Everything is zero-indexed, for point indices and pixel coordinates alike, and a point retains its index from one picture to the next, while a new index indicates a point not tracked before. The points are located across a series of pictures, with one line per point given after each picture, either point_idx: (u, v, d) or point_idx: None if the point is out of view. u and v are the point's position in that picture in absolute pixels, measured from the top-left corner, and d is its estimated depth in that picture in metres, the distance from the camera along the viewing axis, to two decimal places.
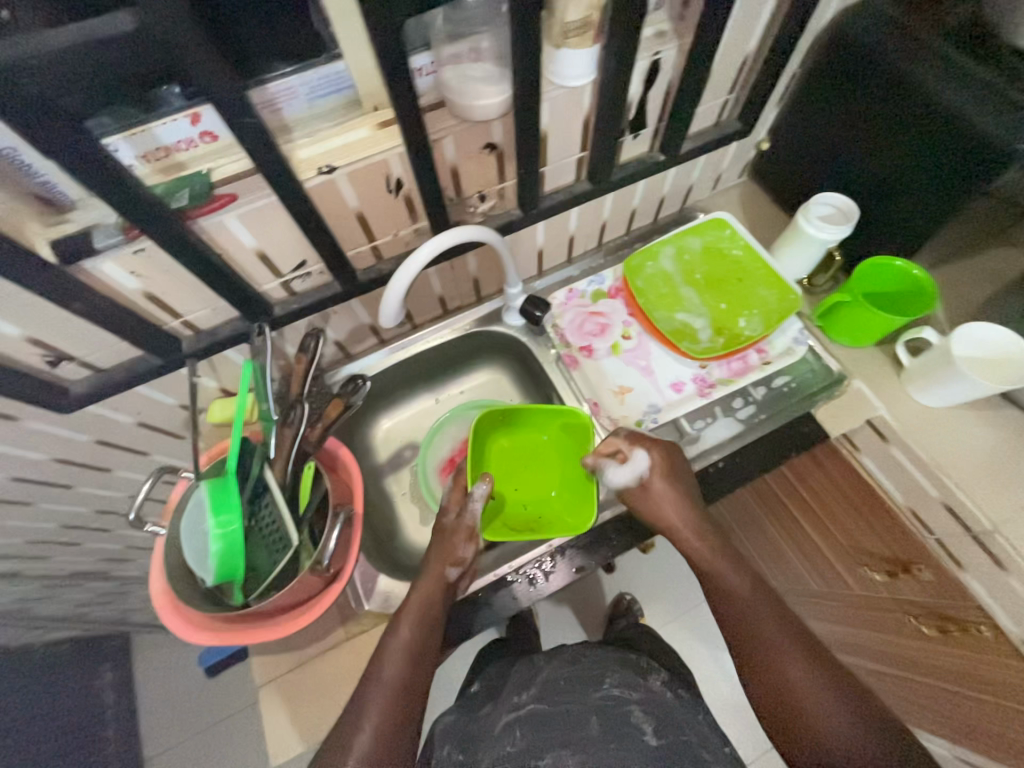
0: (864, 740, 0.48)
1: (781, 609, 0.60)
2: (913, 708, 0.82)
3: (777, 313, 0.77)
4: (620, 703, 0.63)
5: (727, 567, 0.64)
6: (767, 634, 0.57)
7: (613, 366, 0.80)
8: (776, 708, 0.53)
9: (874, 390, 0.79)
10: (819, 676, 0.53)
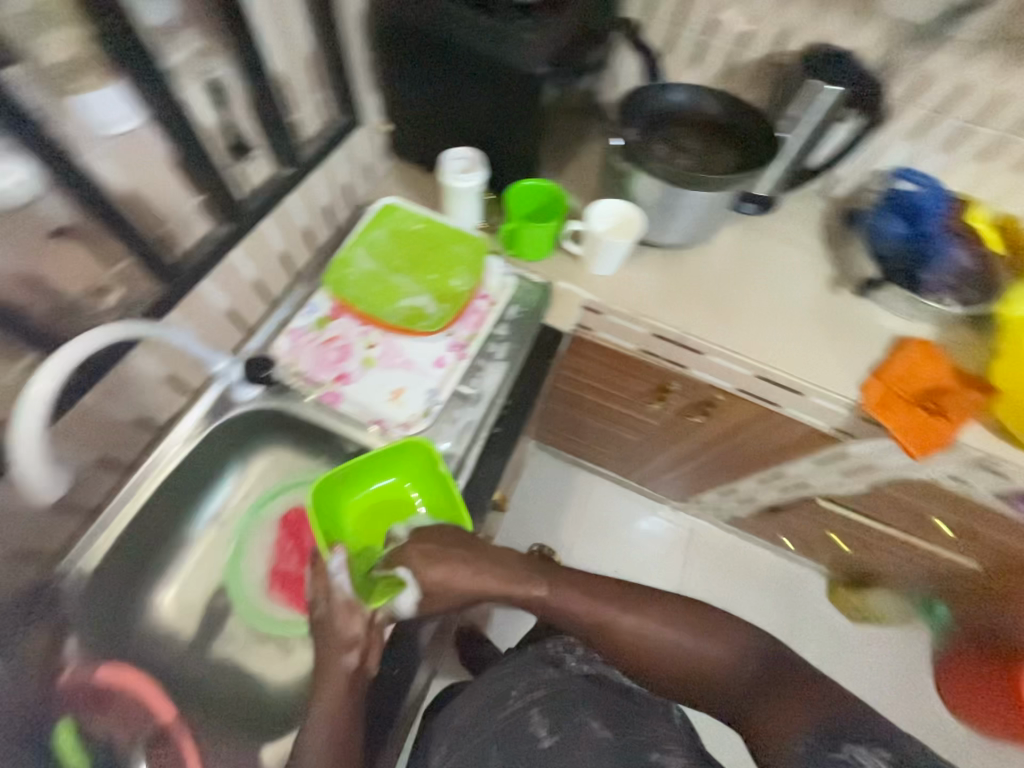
0: (700, 645, 0.69)
1: (601, 589, 0.72)
2: (732, 454, 1.22)
3: (476, 261, 0.86)
4: (523, 713, 0.70)
5: (563, 592, 0.71)
6: (622, 623, 0.70)
7: (375, 378, 0.79)
8: (644, 666, 0.70)
9: (574, 282, 0.93)
10: (648, 620, 0.70)
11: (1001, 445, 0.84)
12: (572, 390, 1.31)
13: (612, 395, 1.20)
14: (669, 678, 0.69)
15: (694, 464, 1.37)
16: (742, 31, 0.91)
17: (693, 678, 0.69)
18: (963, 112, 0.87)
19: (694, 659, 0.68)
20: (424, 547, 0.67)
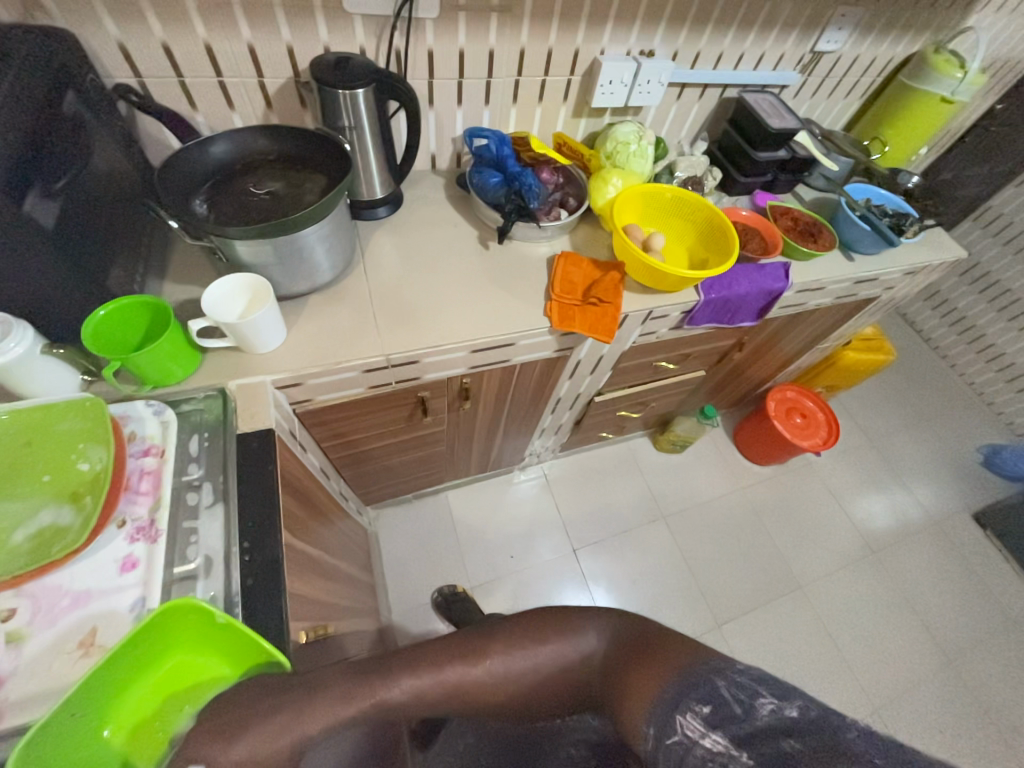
0: (553, 657, 0.72)
1: (453, 649, 0.72)
2: (518, 409, 1.32)
3: (97, 425, 0.67)
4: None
5: (407, 684, 0.67)
6: (474, 674, 0.70)
7: (39, 648, 0.57)
8: (511, 702, 0.71)
9: (249, 372, 0.82)
10: (502, 663, 0.71)
11: (645, 297, 1.06)
12: (354, 451, 1.21)
13: (393, 430, 1.18)
14: (536, 699, 0.72)
15: (502, 432, 1.45)
16: (249, 62, 0.88)
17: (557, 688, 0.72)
18: (473, 70, 1.01)
19: (556, 668, 0.72)
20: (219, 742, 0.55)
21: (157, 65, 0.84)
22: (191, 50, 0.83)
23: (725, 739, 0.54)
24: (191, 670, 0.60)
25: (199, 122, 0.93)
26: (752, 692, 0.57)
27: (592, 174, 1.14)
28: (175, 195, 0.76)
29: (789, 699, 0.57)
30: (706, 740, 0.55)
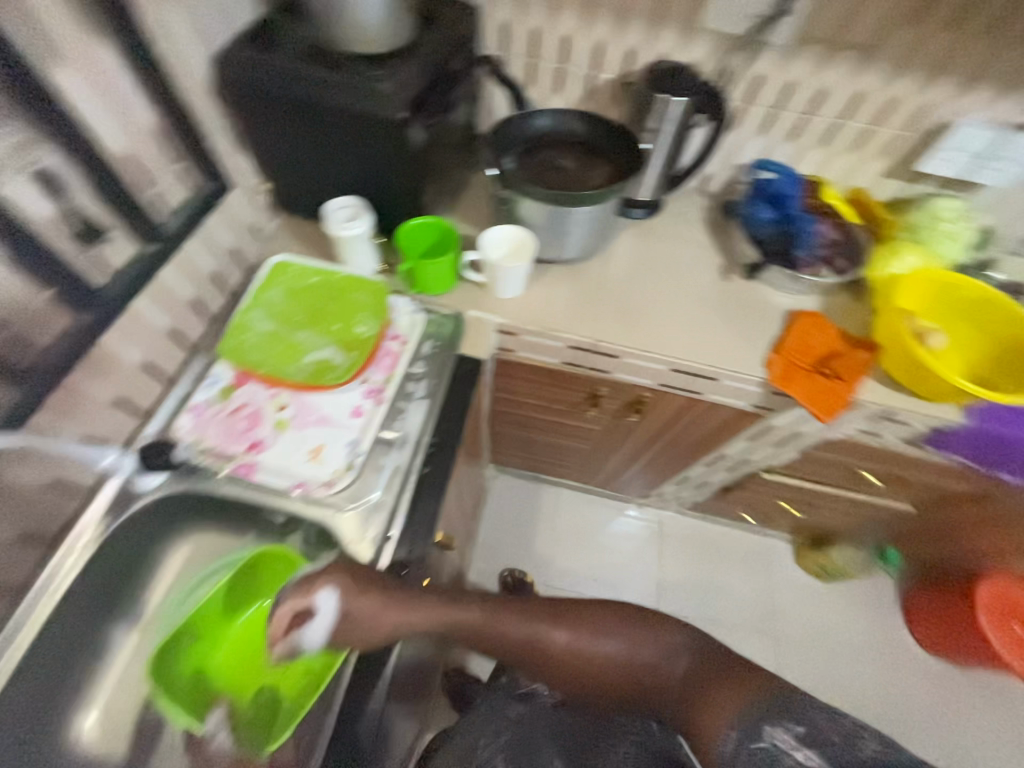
0: (627, 649, 0.79)
1: (545, 608, 0.81)
2: (676, 446, 1.27)
3: (378, 304, 0.86)
4: (487, 758, 0.79)
5: (500, 620, 0.77)
6: (563, 639, 0.78)
7: (289, 439, 0.76)
8: (577, 680, 0.79)
9: (483, 310, 0.94)
10: (586, 637, 0.79)
11: (890, 391, 0.91)
12: (514, 413, 1.31)
13: (552, 409, 1.23)
14: (596, 688, 0.79)
15: (644, 459, 1.40)
16: (592, 55, 0.98)
17: (618, 690, 0.79)
18: (795, 102, 0.97)
19: (635, 662, 0.79)
20: (357, 592, 0.65)
21: (522, 45, 1.00)
22: (552, 37, 0.97)
23: (817, 757, 0.65)
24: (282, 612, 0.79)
25: (528, 97, 1.08)
26: (855, 733, 0.68)
27: (881, 241, 1.01)
28: (496, 151, 0.90)
29: (870, 731, 0.68)
30: (798, 752, 0.66)
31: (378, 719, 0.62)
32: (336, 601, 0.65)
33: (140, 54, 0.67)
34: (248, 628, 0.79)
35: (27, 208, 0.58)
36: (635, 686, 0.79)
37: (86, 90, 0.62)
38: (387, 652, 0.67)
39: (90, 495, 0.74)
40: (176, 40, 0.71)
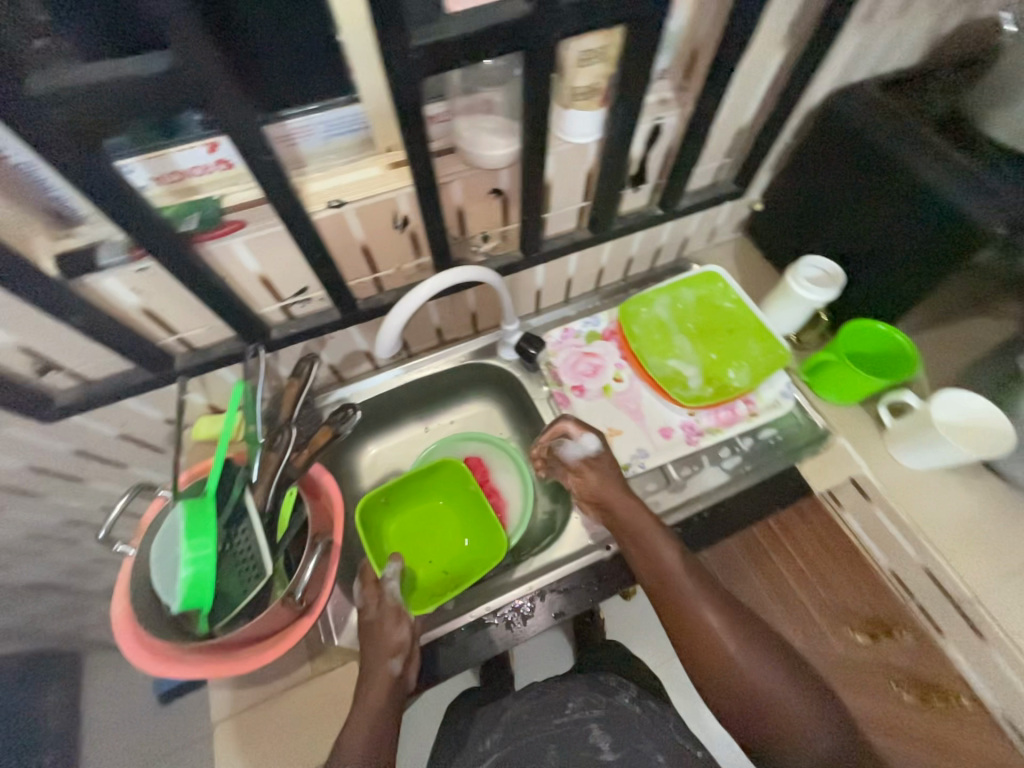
0: (810, 710, 0.58)
1: (711, 584, 0.65)
2: None
3: (763, 367, 0.80)
4: (581, 724, 0.68)
5: (686, 578, 0.64)
6: (711, 624, 0.61)
7: (604, 406, 0.81)
8: (748, 716, 0.58)
9: (861, 452, 0.77)
10: (742, 647, 0.60)
11: None
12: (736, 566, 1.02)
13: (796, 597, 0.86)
14: (774, 727, 0.57)
15: None
16: None
17: (794, 734, 0.56)
18: None
19: (780, 707, 0.57)
20: (607, 469, 0.71)
21: None
22: None
23: None
24: (449, 518, 0.82)
25: None
26: None
27: None
28: None
29: None
30: None
31: (494, 637, 0.68)
32: (593, 446, 0.71)
33: (820, 53, 0.59)
34: (411, 504, 0.82)
35: (633, 152, 0.64)
36: (763, 728, 0.57)
37: (752, 69, 0.63)
38: (525, 598, 0.70)
39: (473, 332, 0.90)
40: (843, 54, 0.68)
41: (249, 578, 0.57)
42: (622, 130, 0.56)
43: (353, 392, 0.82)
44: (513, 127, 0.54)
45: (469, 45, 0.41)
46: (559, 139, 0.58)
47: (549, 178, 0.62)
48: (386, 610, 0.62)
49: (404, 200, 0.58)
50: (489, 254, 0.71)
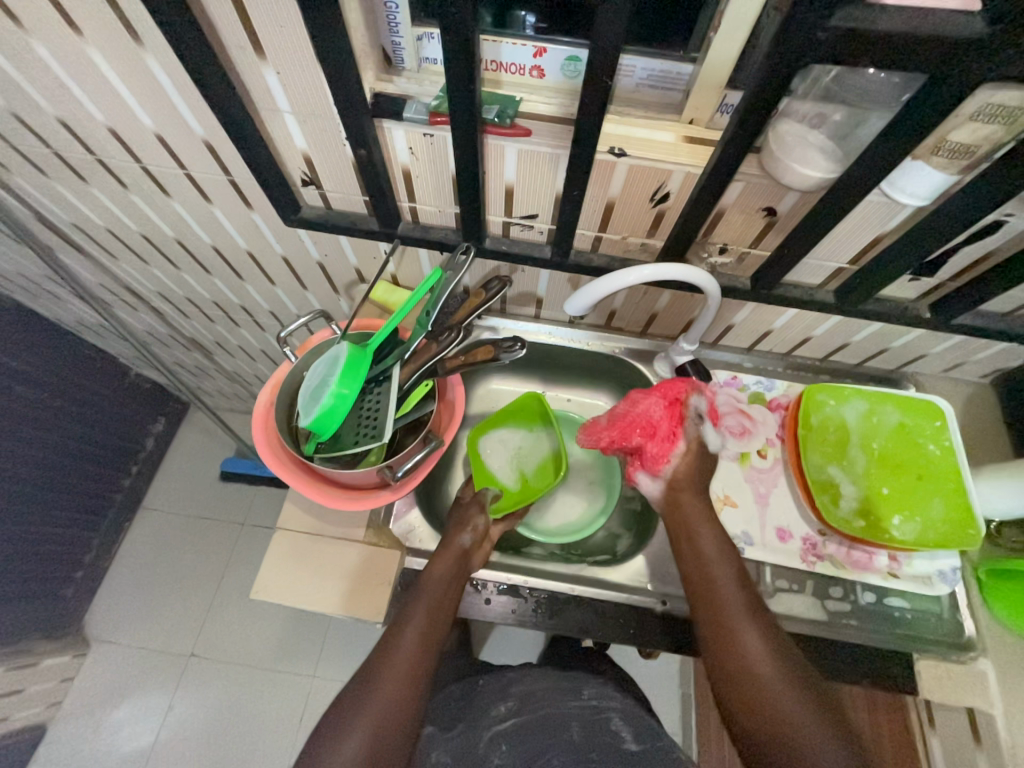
0: (824, 725, 0.51)
1: (758, 599, 0.59)
2: None
3: (941, 536, 0.66)
4: (600, 711, 0.73)
5: (729, 580, 0.60)
6: (742, 639, 0.56)
7: (732, 472, 0.75)
8: (771, 737, 0.51)
9: (1000, 689, 0.63)
10: (768, 662, 0.54)
11: None
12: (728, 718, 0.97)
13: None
14: None
15: None
16: None
17: (793, 747, 0.50)
18: None
19: (796, 743, 0.50)
20: (691, 460, 0.69)
21: None
22: None
23: None
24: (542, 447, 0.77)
25: None
26: None
27: None
28: None
29: None
30: None
31: (517, 608, 0.69)
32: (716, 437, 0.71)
33: None
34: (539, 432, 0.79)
35: (953, 240, 0.53)
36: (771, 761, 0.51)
37: None
38: (563, 596, 0.69)
39: (641, 332, 0.86)
40: None
41: (363, 435, 0.61)
42: (964, 209, 0.47)
43: (505, 327, 0.84)
44: (840, 155, 0.48)
45: (882, 47, 0.36)
46: (884, 189, 0.49)
47: (839, 224, 0.55)
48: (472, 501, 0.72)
49: (678, 178, 0.54)
50: (715, 268, 0.65)
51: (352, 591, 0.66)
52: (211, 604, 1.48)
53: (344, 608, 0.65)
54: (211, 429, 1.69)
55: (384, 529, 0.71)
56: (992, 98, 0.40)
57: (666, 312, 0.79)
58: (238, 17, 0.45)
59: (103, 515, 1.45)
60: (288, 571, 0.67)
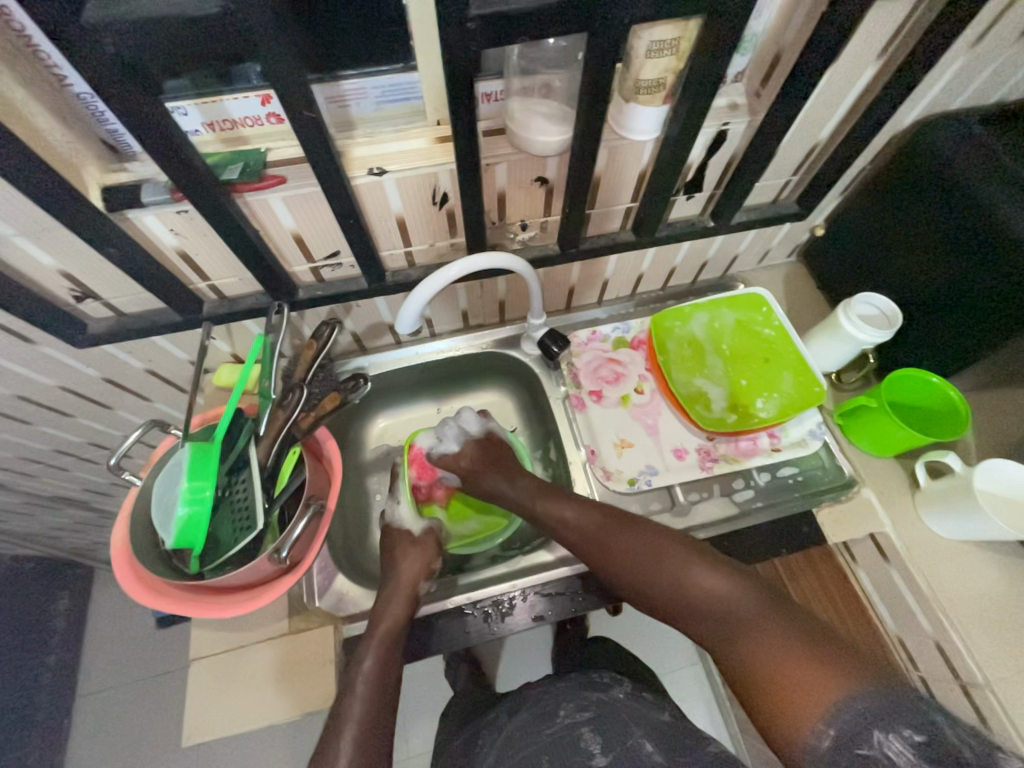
0: (695, 566, 0.57)
1: (610, 511, 0.66)
2: None
3: (796, 401, 0.75)
4: (572, 729, 0.68)
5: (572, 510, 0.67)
6: (612, 544, 0.62)
7: (619, 417, 0.79)
8: (675, 604, 0.57)
9: (888, 510, 0.72)
10: (643, 546, 0.61)
11: None
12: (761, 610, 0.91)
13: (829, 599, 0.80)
14: (721, 625, 0.53)
15: None
16: None
17: (690, 599, 0.56)
18: None
19: (688, 593, 0.56)
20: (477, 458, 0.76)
21: None
22: None
23: None
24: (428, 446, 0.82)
25: None
26: None
27: None
28: None
29: None
30: None
31: (470, 627, 0.68)
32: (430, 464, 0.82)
33: (907, 81, 0.55)
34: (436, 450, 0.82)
35: (693, 157, 0.61)
36: (682, 617, 0.56)
37: (833, 88, 0.58)
38: (508, 595, 0.69)
39: (499, 320, 0.88)
40: (947, 77, 0.60)
41: (241, 530, 0.58)
42: (680, 131, 0.53)
43: (368, 363, 0.82)
44: (565, 115, 0.52)
45: (529, 20, 0.39)
46: (614, 130, 0.55)
47: (599, 173, 0.60)
48: (427, 542, 0.71)
49: (445, 177, 0.56)
50: (525, 246, 0.69)
51: (288, 689, 0.63)
52: (193, 763, 1.31)
53: (292, 709, 0.62)
54: None
55: (309, 611, 0.66)
56: (651, 37, 0.45)
57: (510, 295, 0.82)
58: None
59: None
60: (222, 698, 0.64)
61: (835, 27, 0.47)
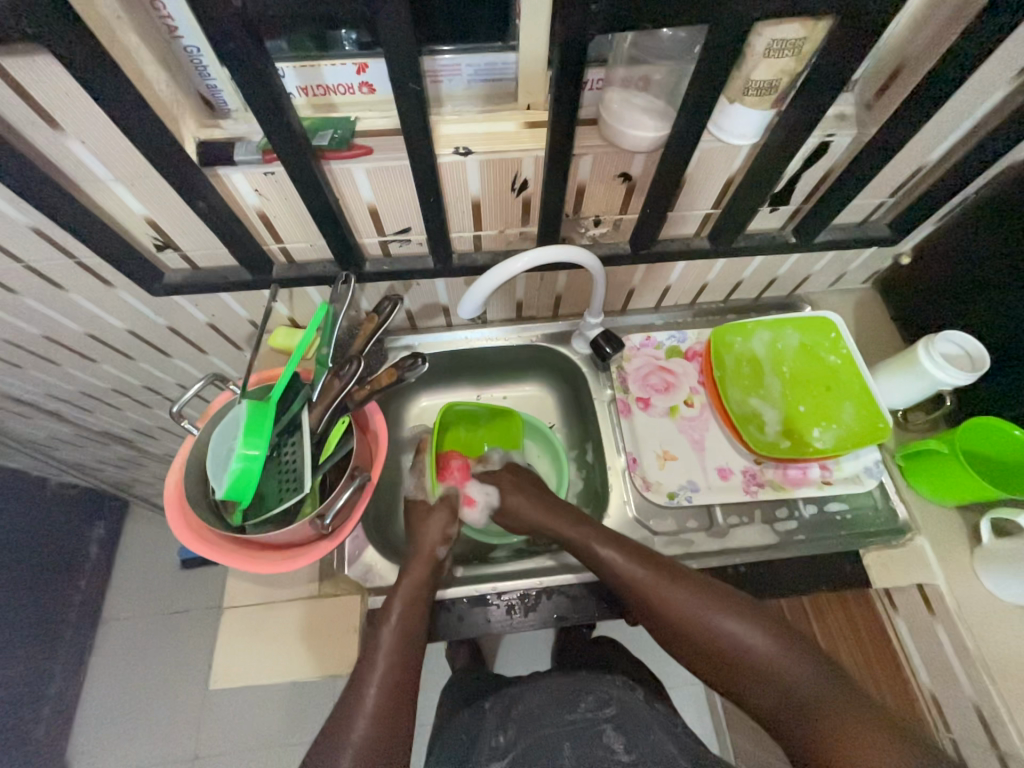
0: (744, 626, 0.58)
1: (651, 556, 0.64)
2: None
3: (856, 436, 0.72)
4: (594, 723, 0.69)
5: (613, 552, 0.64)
6: (659, 596, 0.61)
7: (665, 427, 0.78)
8: (721, 660, 0.58)
9: (940, 561, 0.68)
10: (692, 601, 0.60)
11: None
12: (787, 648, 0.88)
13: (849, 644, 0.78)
14: (771, 688, 0.55)
15: None
16: None
17: (738, 658, 0.57)
18: None
19: (738, 653, 0.57)
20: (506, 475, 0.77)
21: None
22: None
23: None
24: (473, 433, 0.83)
25: None
26: None
27: None
28: None
29: None
30: None
31: (492, 617, 0.68)
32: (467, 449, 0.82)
33: None
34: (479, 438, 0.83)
35: (789, 168, 0.57)
36: (728, 674, 0.58)
37: (955, 108, 0.54)
38: (534, 591, 0.69)
39: (551, 314, 0.87)
40: None
41: (288, 490, 0.60)
42: (783, 139, 0.50)
43: (418, 342, 0.83)
44: (664, 111, 0.50)
45: (654, 7, 0.37)
46: (711, 132, 0.52)
47: (687, 175, 0.57)
48: (442, 506, 0.74)
49: (529, 164, 0.55)
50: (595, 242, 0.67)
51: (314, 650, 0.64)
52: (204, 697, 1.38)
53: (314, 669, 0.63)
54: (160, 520, 1.59)
55: (338, 577, 0.69)
56: (773, 36, 0.43)
57: (568, 290, 0.80)
58: (19, 98, 0.42)
59: (60, 643, 1.33)
60: (250, 649, 0.64)
61: (980, 41, 0.43)
